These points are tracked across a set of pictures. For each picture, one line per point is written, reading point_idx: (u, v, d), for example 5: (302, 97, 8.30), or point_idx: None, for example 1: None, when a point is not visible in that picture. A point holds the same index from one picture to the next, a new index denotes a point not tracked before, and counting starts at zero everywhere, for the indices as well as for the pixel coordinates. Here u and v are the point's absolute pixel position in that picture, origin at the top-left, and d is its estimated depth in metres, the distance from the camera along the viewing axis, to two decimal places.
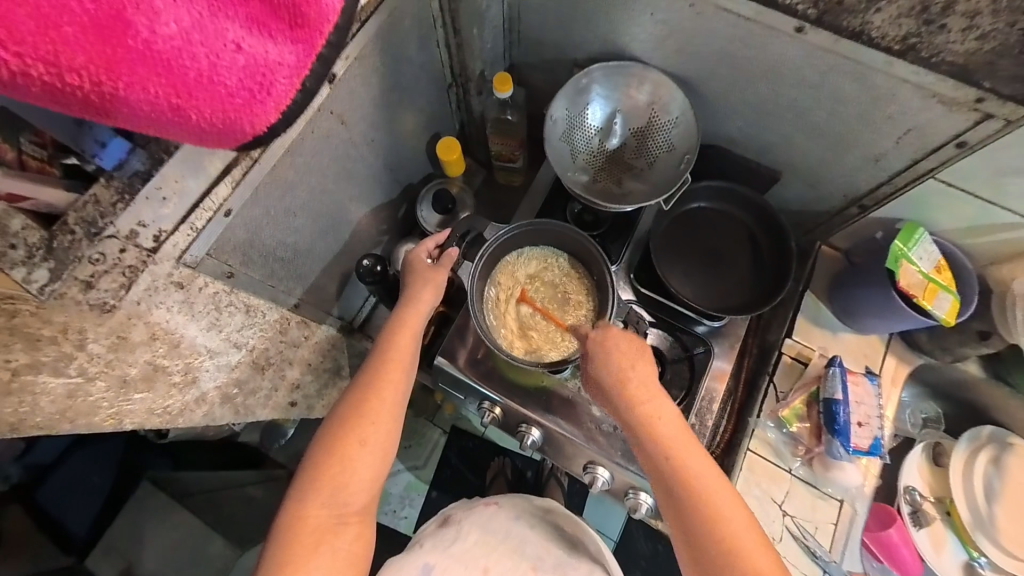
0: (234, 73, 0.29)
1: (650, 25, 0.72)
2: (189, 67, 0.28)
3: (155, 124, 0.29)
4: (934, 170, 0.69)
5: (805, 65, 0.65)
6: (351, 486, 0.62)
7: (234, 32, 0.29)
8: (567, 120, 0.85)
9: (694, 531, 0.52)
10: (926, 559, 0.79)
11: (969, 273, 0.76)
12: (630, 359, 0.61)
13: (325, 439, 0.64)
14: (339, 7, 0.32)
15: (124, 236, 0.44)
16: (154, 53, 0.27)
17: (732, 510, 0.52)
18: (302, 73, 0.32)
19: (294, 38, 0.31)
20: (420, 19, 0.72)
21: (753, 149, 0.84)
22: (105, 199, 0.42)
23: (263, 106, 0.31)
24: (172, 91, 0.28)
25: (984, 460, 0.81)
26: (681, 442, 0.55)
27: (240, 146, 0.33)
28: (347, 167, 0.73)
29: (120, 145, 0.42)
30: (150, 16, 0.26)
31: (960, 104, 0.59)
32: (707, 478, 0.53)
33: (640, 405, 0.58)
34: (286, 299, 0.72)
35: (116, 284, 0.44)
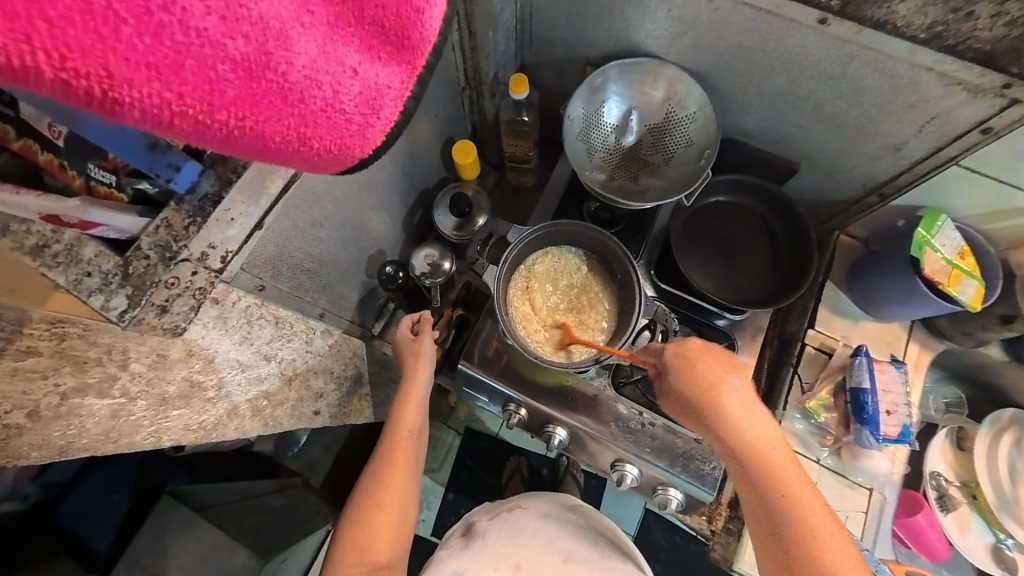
0: (353, 100, 0.28)
1: (667, 20, 0.72)
2: (317, 97, 0.27)
3: (280, 155, 0.27)
4: (957, 157, 0.69)
5: (826, 56, 0.65)
6: (376, 544, 0.61)
7: (352, 57, 0.28)
8: (584, 119, 0.86)
9: (786, 540, 0.52)
10: (952, 540, 0.80)
11: (993, 258, 0.76)
12: (722, 373, 0.61)
13: (352, 508, 0.65)
14: (437, 24, 0.30)
15: (196, 258, 0.45)
16: (289, 84, 0.25)
17: (833, 530, 0.52)
18: (404, 95, 0.31)
19: (398, 59, 0.30)
20: None
21: (769, 141, 0.84)
22: (177, 223, 0.45)
23: (373, 129, 0.30)
24: (300, 121, 0.26)
25: (1006, 442, 0.81)
26: (778, 455, 0.56)
27: (346, 170, 0.32)
28: (368, 175, 0.73)
29: (192, 169, 0.43)
30: (286, 45, 0.25)
31: (986, 90, 0.60)
32: (805, 494, 0.53)
33: (737, 419, 0.58)
34: (312, 310, 0.71)
35: (187, 306, 0.46)
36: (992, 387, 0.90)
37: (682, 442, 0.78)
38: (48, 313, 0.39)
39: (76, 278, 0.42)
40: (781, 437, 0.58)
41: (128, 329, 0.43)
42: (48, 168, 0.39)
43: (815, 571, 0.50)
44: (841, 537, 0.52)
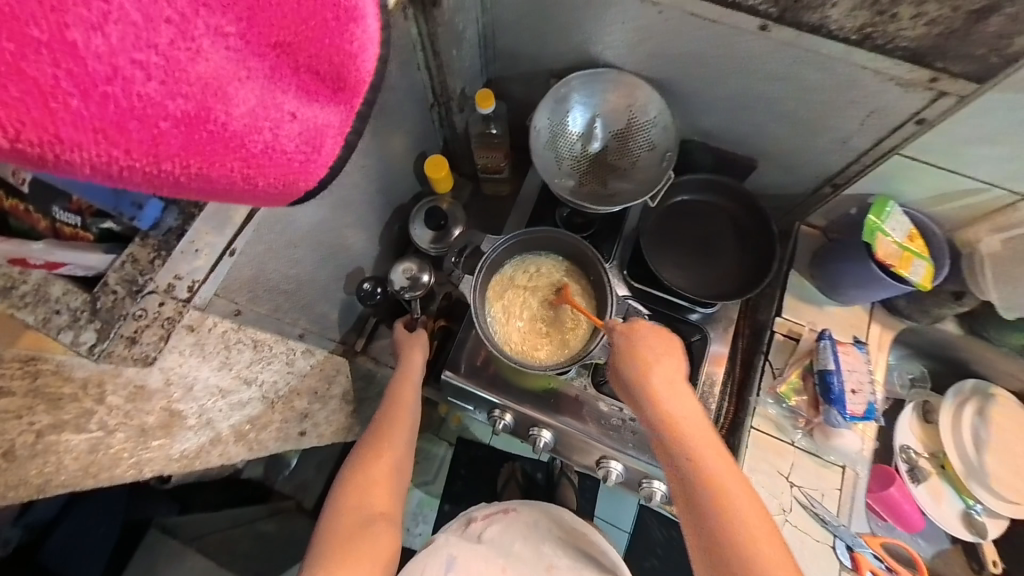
0: (293, 141, 0.30)
1: (624, 33, 0.78)
2: (258, 141, 0.28)
3: (225, 193, 0.29)
4: (898, 147, 0.75)
5: (774, 58, 0.71)
6: (373, 490, 0.62)
7: (290, 103, 0.29)
8: (550, 129, 0.90)
9: (696, 506, 0.53)
10: (927, 512, 0.83)
11: (940, 241, 0.80)
12: (656, 351, 0.63)
13: (353, 464, 0.65)
14: (372, 66, 0.32)
15: (163, 290, 0.44)
16: (230, 133, 0.26)
17: (743, 506, 0.52)
18: (344, 132, 0.33)
19: (336, 100, 0.31)
20: (402, 43, 0.76)
21: (729, 140, 0.90)
22: (143, 257, 0.43)
23: (315, 165, 0.32)
24: (243, 163, 0.28)
25: (970, 411, 0.86)
26: (697, 429, 0.57)
27: (291, 201, 0.33)
28: (343, 194, 0.74)
29: (155, 206, 0.42)
30: (225, 100, 0.26)
31: (917, 84, 0.65)
32: (715, 464, 0.54)
33: (659, 391, 0.60)
34: (292, 330, 0.71)
35: (156, 337, 0.45)
36: (956, 362, 0.94)
37: None
38: (23, 352, 0.40)
39: (46, 316, 0.40)
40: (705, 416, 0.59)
41: (98, 360, 0.41)
42: (15, 212, 0.41)
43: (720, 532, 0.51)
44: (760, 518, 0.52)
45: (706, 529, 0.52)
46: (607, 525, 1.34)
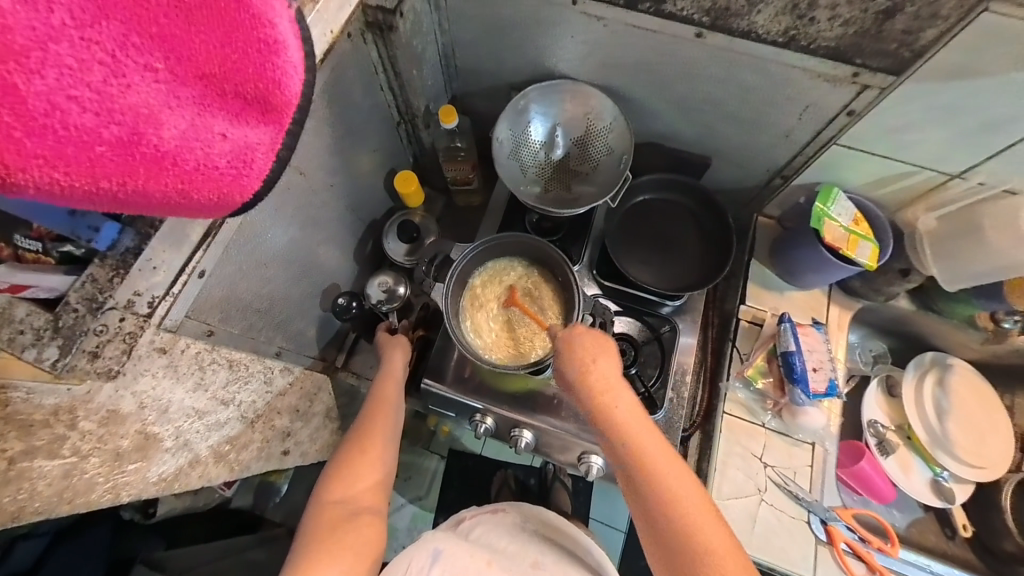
0: (224, 157, 0.32)
1: (576, 47, 0.84)
2: (189, 159, 0.30)
3: (164, 206, 0.31)
4: (834, 137, 0.80)
5: (713, 62, 0.77)
6: (357, 484, 0.63)
7: (220, 124, 0.32)
8: (512, 139, 0.94)
9: (648, 505, 0.55)
10: (897, 482, 0.86)
11: (883, 223, 0.85)
12: (593, 354, 0.63)
13: (338, 460, 0.65)
14: (299, 88, 0.35)
15: (123, 306, 0.47)
16: (162, 153, 0.29)
17: (691, 500, 0.54)
18: (276, 148, 0.35)
19: (265, 119, 0.34)
20: (364, 67, 0.80)
21: (682, 141, 0.95)
22: (101, 276, 0.45)
23: (248, 178, 0.34)
24: (177, 178, 0.30)
25: (931, 383, 0.90)
26: (637, 427, 0.58)
27: (230, 213, 0.35)
28: (312, 213, 0.77)
29: (111, 228, 0.45)
30: (155, 124, 0.28)
31: (841, 79, 0.71)
32: (660, 462, 0.56)
33: (601, 394, 0.61)
34: (268, 348, 0.73)
35: (119, 350, 0.46)
36: (913, 336, 0.98)
37: None
38: None
39: (11, 336, 0.42)
40: (644, 412, 0.60)
41: (63, 375, 0.43)
42: None
43: (671, 528, 0.53)
44: (710, 510, 0.54)
45: (659, 524, 0.54)
46: (602, 526, 1.35)
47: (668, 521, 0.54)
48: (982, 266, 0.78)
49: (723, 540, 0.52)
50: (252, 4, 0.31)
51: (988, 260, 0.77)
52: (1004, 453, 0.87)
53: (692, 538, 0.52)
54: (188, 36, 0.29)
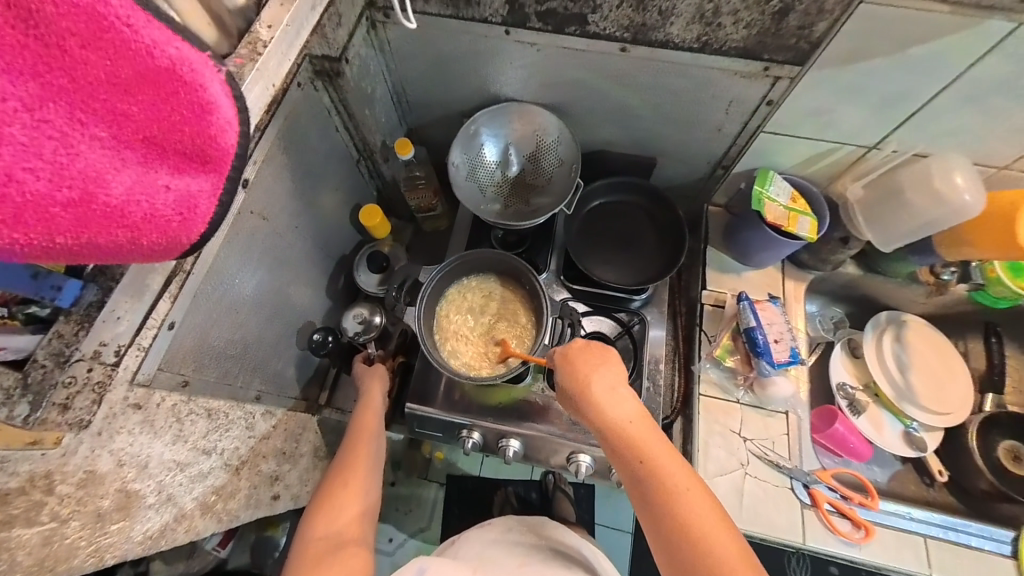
0: (169, 206, 0.34)
1: (516, 72, 0.90)
2: (137, 211, 0.33)
3: (114, 255, 0.33)
4: (760, 126, 0.87)
5: (640, 72, 0.83)
6: (340, 517, 0.62)
7: (163, 177, 0.34)
8: (467, 162, 0.99)
9: (652, 503, 0.56)
10: (872, 439, 0.90)
11: (818, 198, 0.92)
12: (594, 365, 0.66)
13: (319, 498, 0.65)
14: (235, 139, 0.38)
15: (90, 356, 0.48)
16: (110, 208, 0.31)
17: (695, 498, 0.55)
18: (218, 194, 0.38)
19: (205, 168, 0.36)
20: (318, 112, 0.84)
21: (627, 145, 1.01)
22: (67, 331, 0.46)
23: (194, 223, 0.36)
24: (127, 229, 0.33)
25: (889, 340, 0.95)
26: (638, 429, 0.60)
27: (182, 256, 0.38)
28: (279, 255, 0.79)
29: (74, 285, 0.46)
30: (102, 184, 0.31)
31: (755, 74, 0.78)
32: (664, 462, 0.57)
33: (601, 400, 0.63)
34: (246, 393, 0.73)
35: (90, 400, 0.47)
36: (866, 299, 1.05)
37: None
38: None
39: None
40: (645, 415, 0.62)
41: (31, 428, 0.43)
42: None
43: (676, 525, 0.54)
44: (713, 506, 0.55)
45: (665, 521, 0.55)
46: (609, 530, 1.35)
47: (673, 517, 0.54)
48: (908, 226, 0.85)
49: (727, 535, 0.53)
50: (183, 71, 0.34)
51: (913, 221, 0.84)
52: (965, 398, 0.92)
53: (697, 535, 0.53)
54: (127, 105, 0.32)
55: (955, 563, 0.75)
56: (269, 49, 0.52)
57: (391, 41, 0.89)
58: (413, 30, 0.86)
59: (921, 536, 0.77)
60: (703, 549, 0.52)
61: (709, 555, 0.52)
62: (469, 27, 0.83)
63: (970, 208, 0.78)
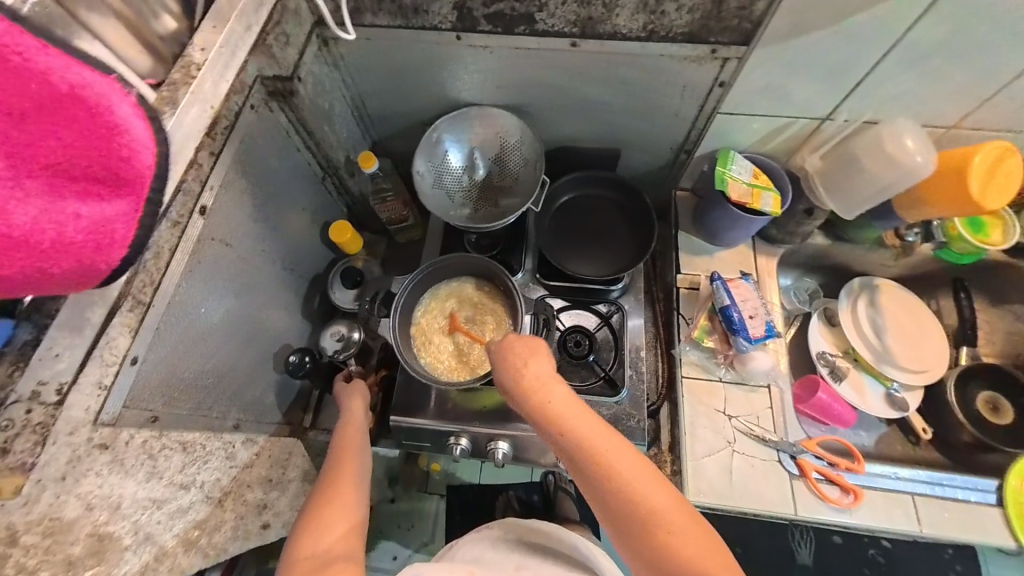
0: (78, 233, 0.35)
1: (472, 76, 0.90)
2: (44, 239, 0.34)
3: (26, 283, 0.35)
4: (716, 108, 0.89)
5: (593, 66, 0.85)
6: (328, 532, 0.61)
7: (72, 205, 0.35)
8: (433, 169, 0.98)
9: (595, 485, 0.57)
10: (855, 404, 0.91)
11: (780, 173, 0.94)
12: (523, 356, 0.66)
13: (304, 518, 0.63)
14: (150, 161, 0.38)
15: (28, 397, 0.46)
16: (14, 239, 0.32)
17: (636, 475, 0.56)
18: (136, 217, 0.38)
19: (119, 192, 0.37)
20: (276, 132, 0.83)
21: (590, 139, 1.02)
22: (2, 373, 0.45)
23: (110, 248, 0.37)
24: (33, 259, 0.34)
25: (864, 306, 0.97)
26: (570, 414, 0.60)
27: (103, 281, 0.39)
28: (246, 279, 0.78)
29: (7, 325, 0.45)
30: (3, 216, 0.32)
31: (704, 57, 0.80)
32: (599, 443, 0.58)
33: (533, 389, 0.63)
34: (222, 422, 0.72)
35: (31, 442, 0.46)
36: (837, 267, 1.07)
37: (607, 409, 0.85)
38: None
39: None
40: (576, 400, 0.62)
41: None
42: None
43: (619, 503, 0.55)
44: (655, 481, 0.56)
45: (610, 500, 0.56)
46: None
47: (615, 496, 0.55)
48: (867, 191, 0.87)
49: (673, 506, 0.54)
50: (86, 96, 0.35)
51: (871, 186, 0.86)
52: (940, 354, 0.94)
53: (642, 510, 0.54)
54: (25, 135, 0.33)
55: (942, 518, 0.77)
56: (205, 71, 0.52)
57: (344, 56, 0.89)
58: (365, 44, 0.86)
59: (910, 494, 0.78)
60: (650, 523, 0.53)
61: (655, 526, 0.53)
62: (420, 35, 0.83)
63: (921, 168, 0.80)
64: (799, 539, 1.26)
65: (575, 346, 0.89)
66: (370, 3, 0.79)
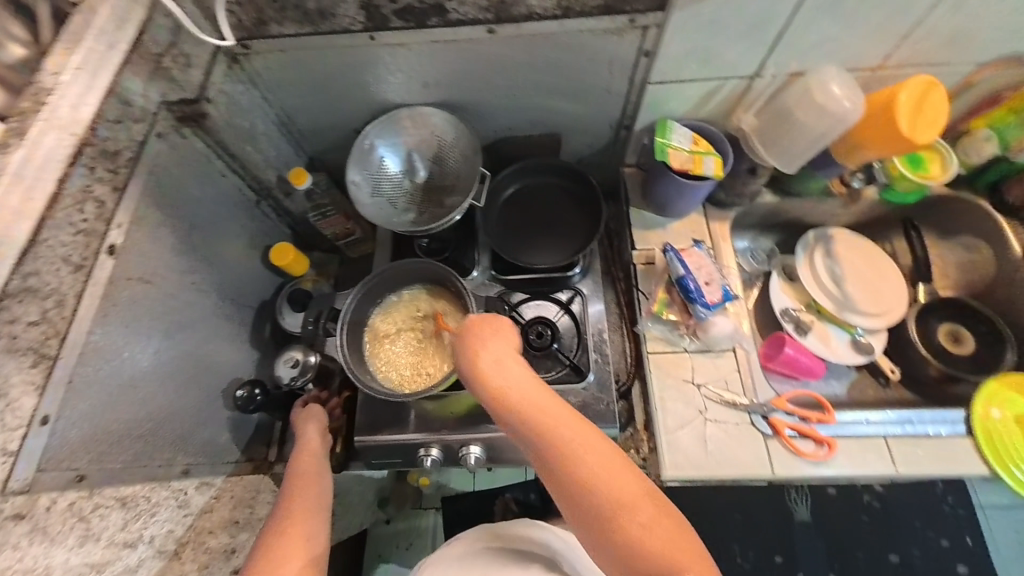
0: None
1: (396, 77, 0.87)
2: None
3: None
4: (646, 78, 0.88)
5: (515, 51, 0.82)
6: (280, 565, 0.58)
7: None
8: (370, 177, 0.95)
9: (546, 462, 0.54)
10: (823, 355, 0.90)
11: (720, 137, 0.93)
12: (482, 337, 0.64)
13: (256, 552, 0.60)
14: None
15: None
16: None
17: (590, 449, 0.54)
18: None
19: None
20: (193, 160, 0.79)
21: (529, 127, 1.00)
22: None
23: None
24: None
25: (820, 258, 0.97)
26: (526, 391, 0.58)
27: None
28: (175, 317, 0.74)
29: None
30: None
31: (623, 28, 0.78)
32: (555, 418, 0.56)
33: (488, 368, 0.61)
34: (167, 470, 0.68)
35: None
36: (791, 223, 1.07)
37: (576, 397, 0.83)
38: None
39: None
40: (534, 378, 0.60)
41: None
42: None
43: (570, 478, 0.53)
44: (610, 456, 0.54)
45: (559, 475, 0.53)
46: None
47: (566, 470, 0.53)
48: (804, 143, 0.86)
49: (625, 480, 0.53)
50: None
51: (806, 138, 0.86)
52: (899, 294, 0.95)
53: (593, 484, 0.52)
54: None
55: (917, 456, 0.76)
56: None
57: (259, 72, 0.84)
58: (278, 57, 0.82)
59: (881, 436, 0.78)
60: (599, 497, 0.51)
61: (604, 500, 0.51)
62: (332, 40, 0.79)
63: (850, 113, 0.81)
64: (796, 498, 1.26)
65: (537, 338, 0.86)
66: (273, 13, 0.75)
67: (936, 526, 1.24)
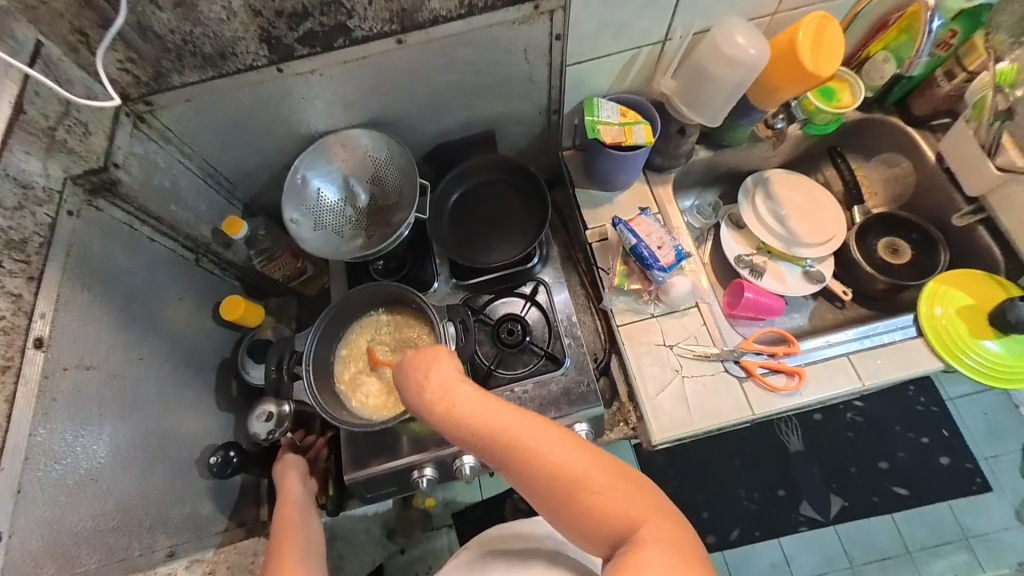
0: None
1: (315, 104, 0.84)
2: None
3: None
4: (563, 61, 0.88)
5: (429, 57, 0.82)
6: None
7: None
8: (309, 211, 0.92)
9: (519, 474, 0.55)
10: (779, 292, 0.95)
11: (645, 104, 0.95)
12: (424, 367, 0.61)
13: None
14: None
15: None
16: None
17: (556, 454, 0.54)
18: None
19: None
20: (115, 231, 0.74)
21: (461, 129, 0.99)
22: None
23: None
24: None
25: (762, 200, 1.00)
26: (481, 413, 0.56)
27: None
28: (127, 399, 0.70)
29: None
30: None
31: (531, 16, 0.78)
32: (515, 433, 0.55)
33: (437, 400, 0.58)
34: (147, 557, 0.66)
35: None
36: (730, 172, 1.11)
37: (557, 384, 0.84)
38: None
39: None
40: (484, 396, 0.58)
41: None
42: None
43: (544, 485, 0.54)
44: (577, 453, 0.55)
45: (535, 485, 0.55)
46: None
47: (538, 479, 0.54)
48: (723, 95, 0.89)
49: (596, 471, 0.54)
50: None
51: (725, 90, 0.88)
52: (838, 220, 1.00)
53: (566, 485, 0.54)
54: None
55: (877, 366, 0.81)
56: None
57: (169, 126, 0.80)
58: (185, 106, 0.78)
59: (844, 356, 0.82)
60: (575, 494, 0.53)
61: (581, 496, 0.53)
62: (240, 80, 0.76)
63: (758, 60, 0.84)
64: (786, 430, 1.31)
65: (509, 334, 0.88)
66: (169, 63, 0.72)
67: (915, 427, 1.32)
